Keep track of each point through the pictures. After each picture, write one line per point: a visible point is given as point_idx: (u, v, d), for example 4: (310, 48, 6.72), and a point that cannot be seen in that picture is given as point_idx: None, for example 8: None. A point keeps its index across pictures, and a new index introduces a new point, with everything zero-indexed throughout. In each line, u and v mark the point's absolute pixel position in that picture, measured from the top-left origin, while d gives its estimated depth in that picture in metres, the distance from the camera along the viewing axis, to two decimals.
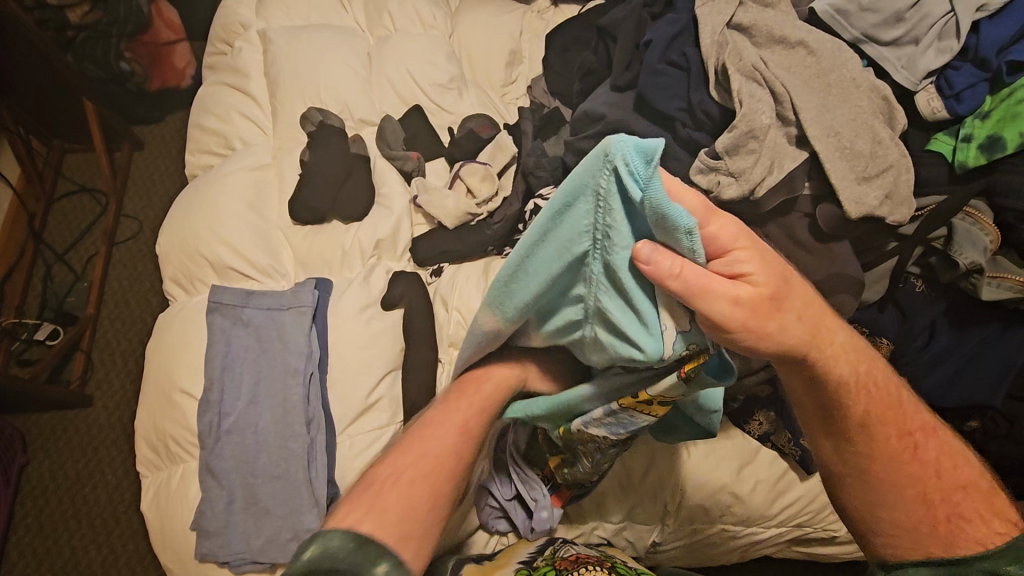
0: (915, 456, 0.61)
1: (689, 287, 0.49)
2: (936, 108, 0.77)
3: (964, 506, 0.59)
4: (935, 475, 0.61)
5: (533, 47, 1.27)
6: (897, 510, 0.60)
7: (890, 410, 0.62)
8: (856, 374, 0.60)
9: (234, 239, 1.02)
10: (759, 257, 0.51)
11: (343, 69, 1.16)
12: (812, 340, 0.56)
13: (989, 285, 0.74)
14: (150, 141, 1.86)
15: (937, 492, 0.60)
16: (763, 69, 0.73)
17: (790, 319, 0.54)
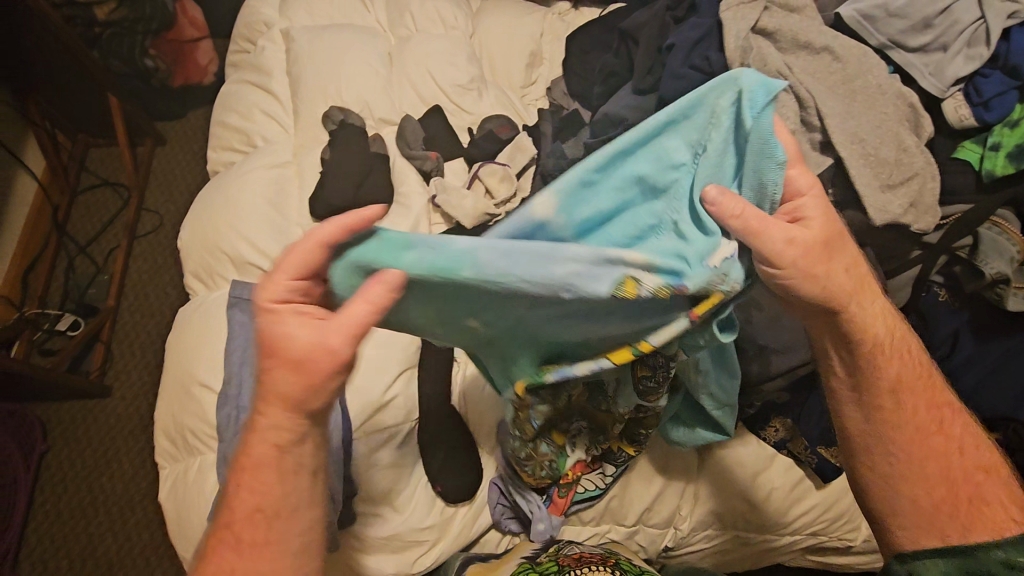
0: (941, 434, 0.68)
1: (763, 218, 0.53)
2: (963, 116, 0.76)
3: (983, 497, 0.66)
4: (956, 456, 0.67)
5: (553, 49, 1.27)
6: (916, 492, 0.66)
7: (917, 385, 0.68)
8: (891, 339, 0.66)
9: (254, 235, 1.04)
10: (820, 211, 0.57)
11: (364, 69, 1.17)
12: (854, 292, 0.61)
13: (1016, 296, 0.73)
14: (171, 137, 1.89)
15: (960, 475, 0.67)
16: (788, 75, 0.72)
17: (845, 270, 0.60)
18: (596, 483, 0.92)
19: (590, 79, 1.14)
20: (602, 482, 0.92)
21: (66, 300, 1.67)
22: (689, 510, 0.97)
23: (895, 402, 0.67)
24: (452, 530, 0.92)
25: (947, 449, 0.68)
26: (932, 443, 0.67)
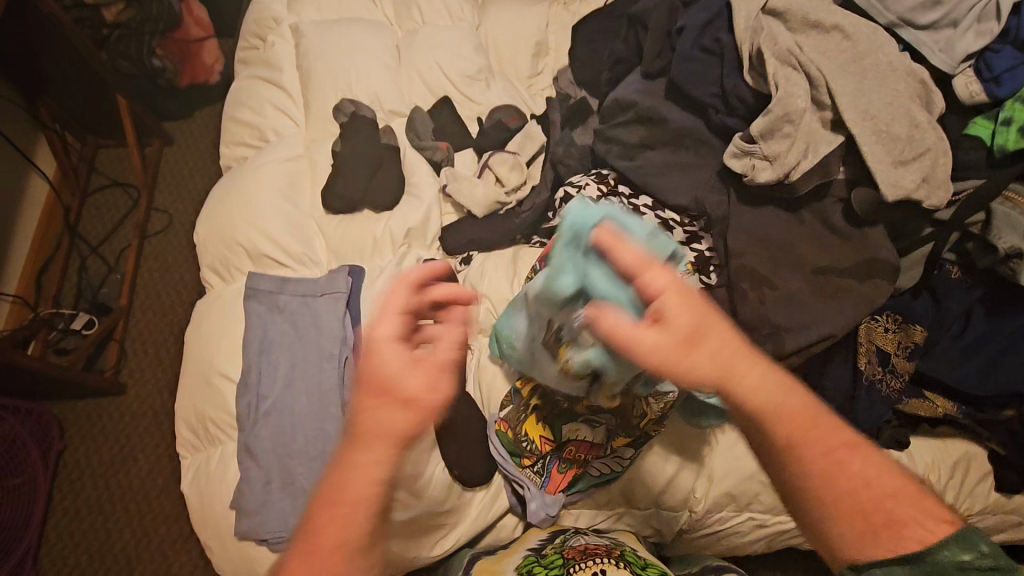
0: (844, 472, 0.55)
1: (606, 319, 0.57)
2: (975, 92, 0.76)
3: (905, 527, 0.54)
4: (863, 491, 0.55)
5: (559, 39, 1.28)
6: (834, 528, 0.55)
7: (793, 421, 0.56)
8: (756, 385, 0.56)
9: (270, 228, 1.05)
10: (688, 306, 0.56)
11: (374, 62, 1.18)
12: (717, 349, 0.56)
13: None
14: (179, 136, 1.91)
15: (873, 505, 0.55)
16: (798, 54, 0.73)
17: (703, 346, 0.56)
18: (612, 468, 0.92)
19: (597, 68, 1.14)
20: (604, 470, 0.92)
21: (79, 299, 1.69)
22: (704, 493, 0.97)
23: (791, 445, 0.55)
24: (469, 515, 0.94)
25: (868, 478, 0.55)
26: (855, 466, 0.55)
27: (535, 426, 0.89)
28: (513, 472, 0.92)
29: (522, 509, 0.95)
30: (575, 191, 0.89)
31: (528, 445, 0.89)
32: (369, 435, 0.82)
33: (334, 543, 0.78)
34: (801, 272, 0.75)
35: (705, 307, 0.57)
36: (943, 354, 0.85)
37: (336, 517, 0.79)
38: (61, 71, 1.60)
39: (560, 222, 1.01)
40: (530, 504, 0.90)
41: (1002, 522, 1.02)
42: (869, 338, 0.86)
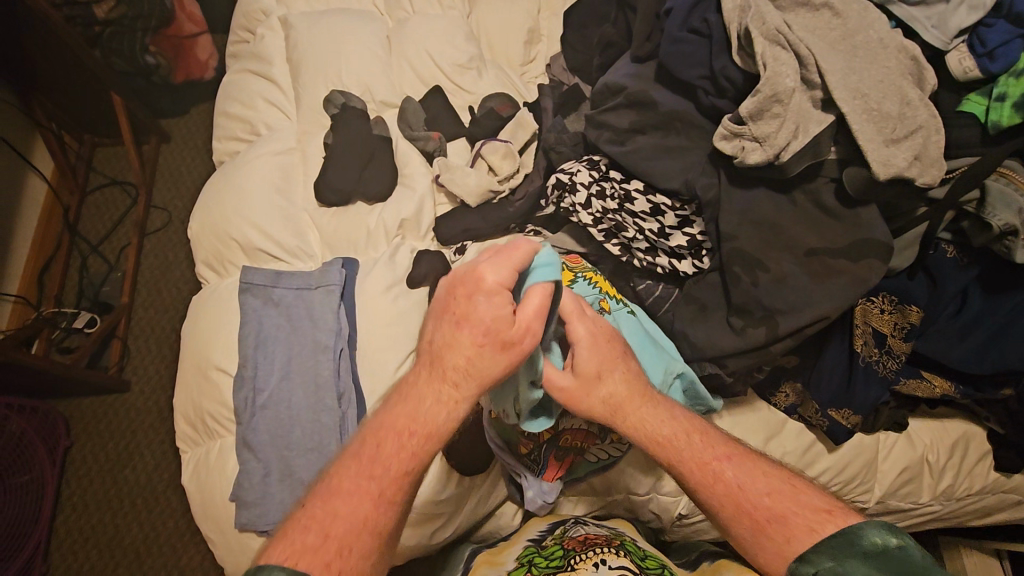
0: (722, 474, 0.63)
1: (506, 334, 0.56)
2: (968, 68, 0.75)
3: (789, 519, 0.59)
4: (743, 492, 0.62)
5: (551, 25, 1.26)
6: (729, 527, 0.62)
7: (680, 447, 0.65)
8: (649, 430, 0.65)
9: (264, 222, 1.05)
10: (590, 344, 0.65)
11: (363, 52, 1.17)
12: (617, 389, 0.65)
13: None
14: (175, 134, 1.90)
15: (751, 503, 0.61)
16: (787, 32, 0.72)
17: (603, 383, 0.65)
18: (608, 452, 0.93)
19: (589, 54, 1.13)
20: (598, 455, 0.93)
21: (81, 298, 1.70)
22: None
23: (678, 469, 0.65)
24: (469, 503, 0.94)
25: (744, 481, 0.63)
26: (729, 472, 0.63)
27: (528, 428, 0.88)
28: (510, 459, 0.92)
29: (519, 494, 0.95)
30: (569, 176, 0.86)
31: (524, 431, 0.89)
32: (449, 375, 0.58)
33: (336, 536, 0.55)
34: (794, 254, 0.75)
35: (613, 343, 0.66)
36: (940, 333, 0.85)
37: (354, 506, 0.57)
38: (55, 69, 1.60)
39: (554, 210, 1.00)
40: (529, 492, 0.90)
41: (1001, 501, 1.02)
42: (864, 319, 0.85)
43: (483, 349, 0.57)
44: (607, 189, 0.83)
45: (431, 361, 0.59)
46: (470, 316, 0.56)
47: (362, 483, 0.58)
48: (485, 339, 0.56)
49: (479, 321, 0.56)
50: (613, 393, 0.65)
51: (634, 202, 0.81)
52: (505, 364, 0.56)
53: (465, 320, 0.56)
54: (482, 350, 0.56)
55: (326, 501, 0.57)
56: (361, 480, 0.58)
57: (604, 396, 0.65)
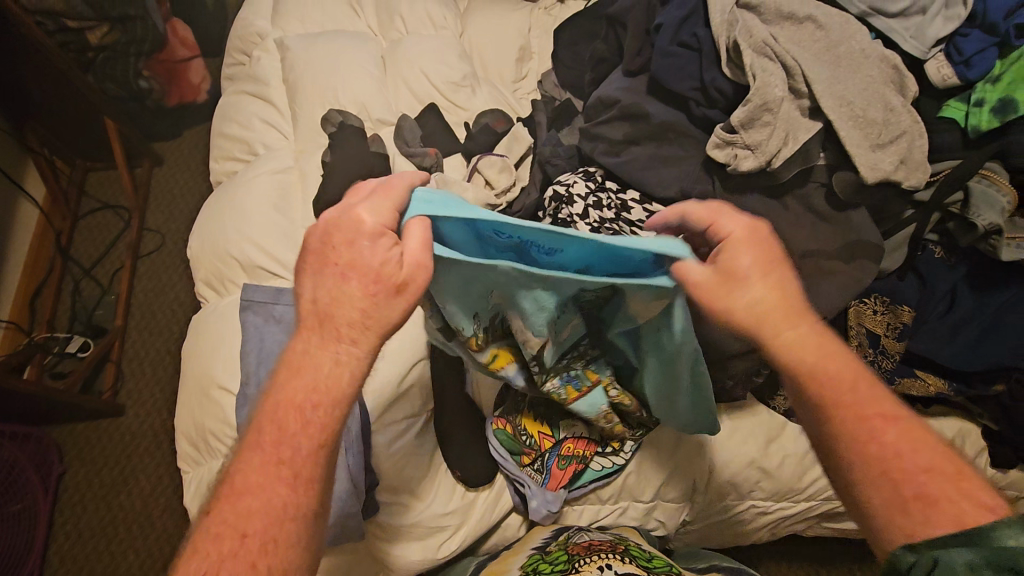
0: (873, 439, 0.59)
1: (395, 275, 0.56)
2: (946, 75, 0.78)
3: (940, 505, 0.54)
4: (899, 459, 0.58)
5: (541, 43, 1.30)
6: (864, 492, 0.59)
7: (839, 387, 0.61)
8: (806, 359, 0.62)
9: (263, 240, 1.06)
10: (747, 249, 0.60)
11: (359, 72, 1.20)
12: (762, 295, 0.61)
13: (1009, 245, 0.75)
14: (168, 157, 1.91)
15: (901, 474, 0.57)
16: (774, 44, 0.74)
17: (747, 290, 0.61)
18: (612, 460, 0.93)
19: (580, 70, 1.16)
20: (601, 462, 0.93)
21: (74, 322, 1.69)
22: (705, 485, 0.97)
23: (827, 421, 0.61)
24: (474, 515, 0.94)
25: (905, 447, 0.58)
26: (889, 434, 0.59)
27: (530, 436, 0.90)
28: (509, 469, 0.93)
29: (523, 505, 0.96)
30: (565, 188, 0.85)
31: (527, 440, 0.90)
32: (343, 332, 0.57)
33: (254, 537, 0.52)
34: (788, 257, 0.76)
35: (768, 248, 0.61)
36: (931, 332, 0.86)
37: (270, 499, 0.54)
38: (48, 95, 1.60)
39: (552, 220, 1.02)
40: (532, 501, 0.91)
41: None
42: (858, 321, 0.87)
43: (369, 294, 0.56)
44: (603, 199, 0.83)
45: (318, 321, 0.57)
46: (353, 263, 0.56)
47: (270, 470, 0.54)
48: (371, 281, 0.56)
49: (366, 266, 0.56)
50: (754, 300, 0.61)
51: (631, 210, 0.83)
52: (404, 306, 0.56)
53: (347, 266, 0.57)
54: (373, 293, 0.56)
55: (231, 502, 0.54)
56: (268, 467, 0.55)
57: (747, 303, 0.61)
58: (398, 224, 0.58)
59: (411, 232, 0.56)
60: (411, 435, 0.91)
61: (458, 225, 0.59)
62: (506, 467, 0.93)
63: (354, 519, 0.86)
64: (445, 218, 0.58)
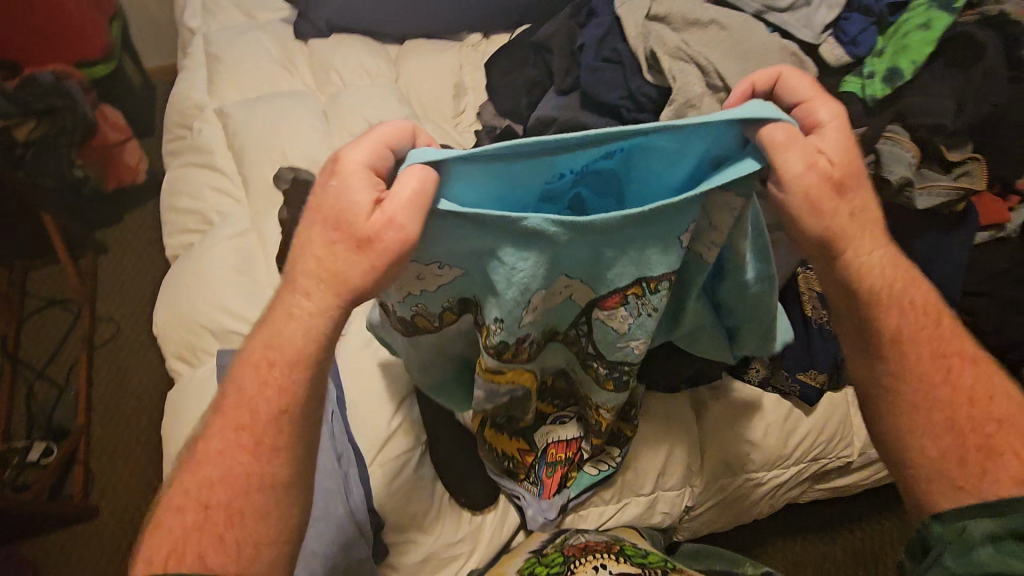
0: (949, 383, 0.64)
1: (369, 233, 0.56)
2: (840, 54, 0.89)
3: (1004, 453, 0.60)
4: (968, 408, 0.63)
5: (475, 78, 1.36)
6: (921, 444, 0.63)
7: (920, 330, 0.65)
8: (885, 281, 0.63)
9: (232, 302, 1.06)
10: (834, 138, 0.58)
11: (303, 128, 1.23)
12: (858, 192, 0.60)
13: (921, 194, 0.84)
14: (114, 243, 1.87)
15: (968, 426, 0.62)
16: (686, 48, 0.82)
17: (849, 188, 0.59)
18: (605, 463, 0.96)
19: (515, 96, 1.22)
20: (591, 464, 0.96)
21: (33, 427, 1.60)
22: (698, 466, 1.01)
23: (897, 354, 0.64)
24: (485, 538, 0.93)
25: (978, 395, 0.63)
26: (967, 376, 0.64)
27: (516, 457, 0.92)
28: (502, 486, 0.95)
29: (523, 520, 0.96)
30: None
31: (510, 462, 0.93)
32: (300, 282, 0.60)
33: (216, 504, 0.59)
34: None
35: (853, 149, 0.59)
36: None
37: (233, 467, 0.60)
38: None
39: None
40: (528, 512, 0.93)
41: None
42: (808, 286, 0.97)
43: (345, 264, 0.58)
44: None
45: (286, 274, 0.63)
46: (322, 207, 0.59)
47: (232, 433, 0.61)
48: (343, 243, 0.57)
49: (332, 211, 0.58)
50: (856, 194, 0.59)
51: None
52: (360, 261, 0.57)
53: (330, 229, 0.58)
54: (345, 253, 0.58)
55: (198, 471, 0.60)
56: (230, 430, 0.61)
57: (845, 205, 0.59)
58: (385, 172, 0.60)
59: (426, 187, 0.54)
60: (409, 471, 0.92)
61: (474, 175, 0.56)
62: (499, 483, 0.95)
63: (365, 564, 0.84)
64: (465, 161, 0.55)
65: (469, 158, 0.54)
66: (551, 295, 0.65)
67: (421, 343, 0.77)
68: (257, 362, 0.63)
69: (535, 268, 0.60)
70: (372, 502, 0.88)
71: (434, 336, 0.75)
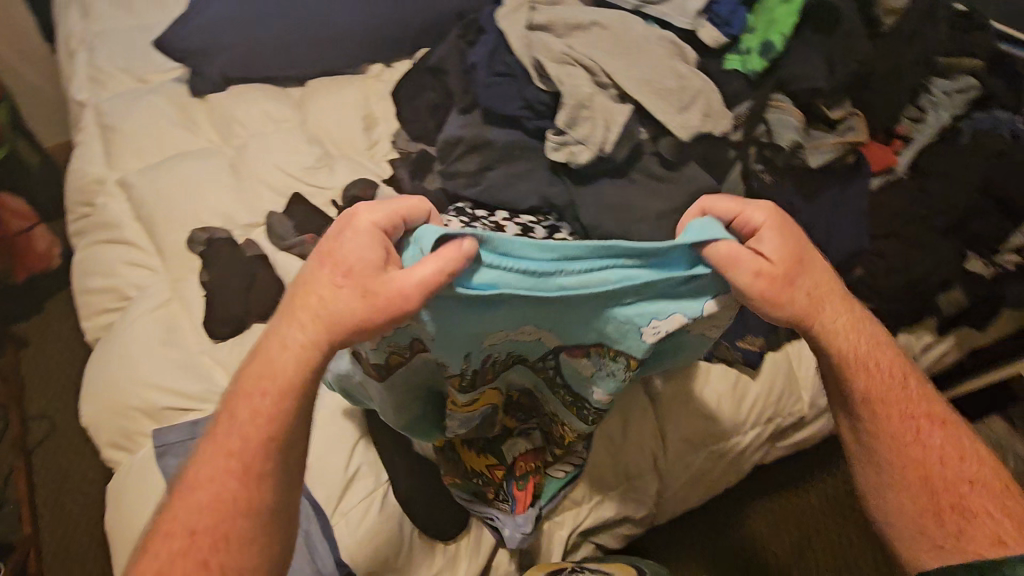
0: (919, 444, 0.71)
1: (373, 284, 0.61)
2: (717, 36, 0.92)
3: (971, 509, 0.68)
4: (940, 467, 0.70)
5: (383, 107, 1.36)
6: (897, 501, 0.71)
7: (891, 392, 0.73)
8: (853, 347, 0.72)
9: (165, 379, 1.01)
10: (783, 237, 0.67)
11: (214, 186, 1.20)
12: (807, 280, 0.68)
13: (814, 153, 0.90)
14: (35, 336, 1.76)
15: (942, 489, 0.70)
16: (571, 53, 0.85)
17: (800, 277, 0.68)
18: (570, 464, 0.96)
19: (425, 120, 1.23)
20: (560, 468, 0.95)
21: None
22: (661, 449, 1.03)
23: (870, 411, 0.73)
24: (461, 567, 0.92)
25: (946, 454, 0.71)
26: (936, 438, 0.72)
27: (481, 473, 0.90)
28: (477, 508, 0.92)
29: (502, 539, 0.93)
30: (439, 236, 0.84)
31: (479, 480, 0.90)
32: (300, 307, 0.64)
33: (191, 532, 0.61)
34: (650, 222, 0.83)
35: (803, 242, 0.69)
36: None
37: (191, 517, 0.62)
38: None
39: None
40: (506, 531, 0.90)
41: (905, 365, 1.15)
42: None
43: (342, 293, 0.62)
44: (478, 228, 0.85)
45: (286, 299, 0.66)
46: (335, 257, 0.63)
47: (221, 462, 0.64)
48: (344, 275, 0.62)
49: (341, 259, 0.63)
50: (806, 282, 0.68)
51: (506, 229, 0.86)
52: (357, 305, 0.61)
53: (330, 262, 0.63)
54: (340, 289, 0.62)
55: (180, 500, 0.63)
56: (220, 460, 0.64)
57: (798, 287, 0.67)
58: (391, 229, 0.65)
59: (437, 262, 0.57)
60: (374, 513, 0.89)
61: (489, 268, 0.60)
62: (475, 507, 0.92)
63: None
64: (480, 251, 0.60)
65: (480, 247, 0.59)
66: (528, 339, 0.67)
67: (395, 383, 0.75)
68: (214, 440, 0.64)
69: (513, 322, 0.64)
70: (339, 554, 0.86)
71: (404, 373, 0.74)
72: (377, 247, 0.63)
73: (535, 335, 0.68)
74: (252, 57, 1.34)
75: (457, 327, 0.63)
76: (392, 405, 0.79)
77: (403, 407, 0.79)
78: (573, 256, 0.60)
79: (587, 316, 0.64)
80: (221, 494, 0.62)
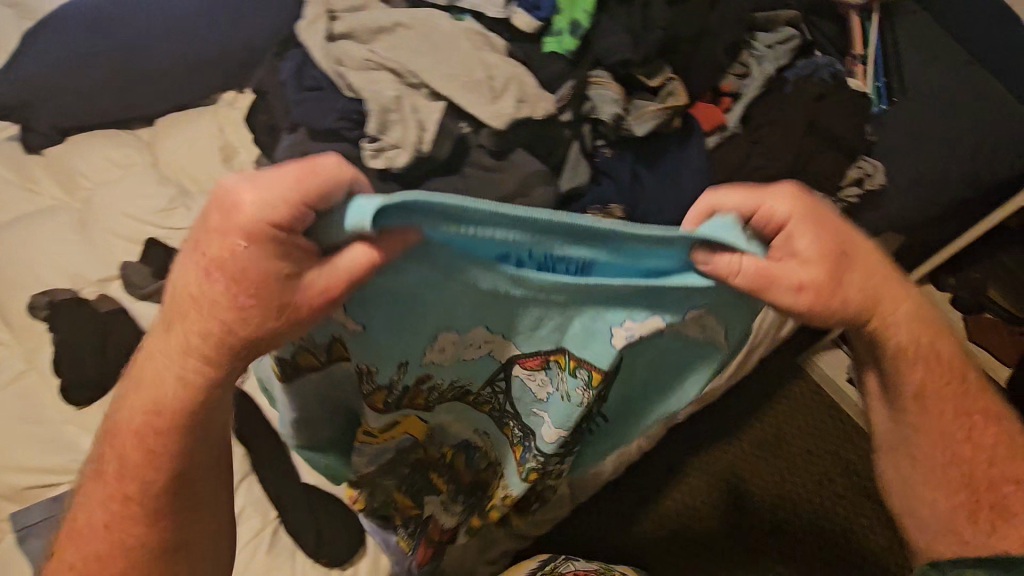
0: (972, 443, 0.74)
1: (251, 289, 0.49)
2: (528, 20, 0.93)
3: (1012, 508, 0.72)
4: (988, 468, 0.74)
5: (238, 135, 1.30)
6: (934, 496, 0.74)
7: (949, 389, 0.73)
8: (910, 338, 0.70)
9: (27, 457, 0.96)
10: (815, 233, 0.58)
11: (57, 245, 1.13)
12: (845, 272, 0.60)
13: (637, 124, 0.92)
14: None
15: (986, 489, 0.73)
16: (374, 58, 0.88)
17: (841, 258, 0.60)
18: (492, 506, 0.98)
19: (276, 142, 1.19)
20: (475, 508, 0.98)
21: None
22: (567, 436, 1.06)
23: (919, 404, 0.73)
24: None
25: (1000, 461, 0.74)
26: (988, 437, 0.74)
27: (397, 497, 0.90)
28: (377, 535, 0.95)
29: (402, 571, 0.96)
30: None
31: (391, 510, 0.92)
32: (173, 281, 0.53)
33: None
34: None
35: (841, 238, 0.60)
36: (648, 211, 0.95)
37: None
38: None
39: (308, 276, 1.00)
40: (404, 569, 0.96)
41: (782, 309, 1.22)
42: None
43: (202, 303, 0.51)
44: None
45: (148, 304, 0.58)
46: (220, 233, 0.48)
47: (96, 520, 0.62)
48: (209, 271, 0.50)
49: (223, 252, 0.49)
50: (847, 271, 0.61)
51: None
52: (234, 315, 0.50)
53: (195, 254, 0.51)
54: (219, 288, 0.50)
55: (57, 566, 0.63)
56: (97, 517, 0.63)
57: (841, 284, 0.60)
58: (304, 218, 0.49)
59: (382, 241, 0.49)
60: (264, 551, 0.89)
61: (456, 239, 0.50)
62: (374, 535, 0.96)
63: None
64: (441, 229, 0.49)
65: (442, 222, 0.48)
66: (448, 352, 0.61)
67: (302, 386, 0.69)
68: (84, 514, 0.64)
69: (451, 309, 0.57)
70: None
71: (314, 377, 0.67)
72: (278, 246, 0.48)
73: (474, 347, 0.61)
74: (83, 104, 1.26)
75: (364, 308, 0.56)
76: (319, 409, 0.74)
77: (326, 404, 0.74)
78: (554, 238, 0.51)
79: (540, 312, 0.56)
80: (88, 561, 0.62)
